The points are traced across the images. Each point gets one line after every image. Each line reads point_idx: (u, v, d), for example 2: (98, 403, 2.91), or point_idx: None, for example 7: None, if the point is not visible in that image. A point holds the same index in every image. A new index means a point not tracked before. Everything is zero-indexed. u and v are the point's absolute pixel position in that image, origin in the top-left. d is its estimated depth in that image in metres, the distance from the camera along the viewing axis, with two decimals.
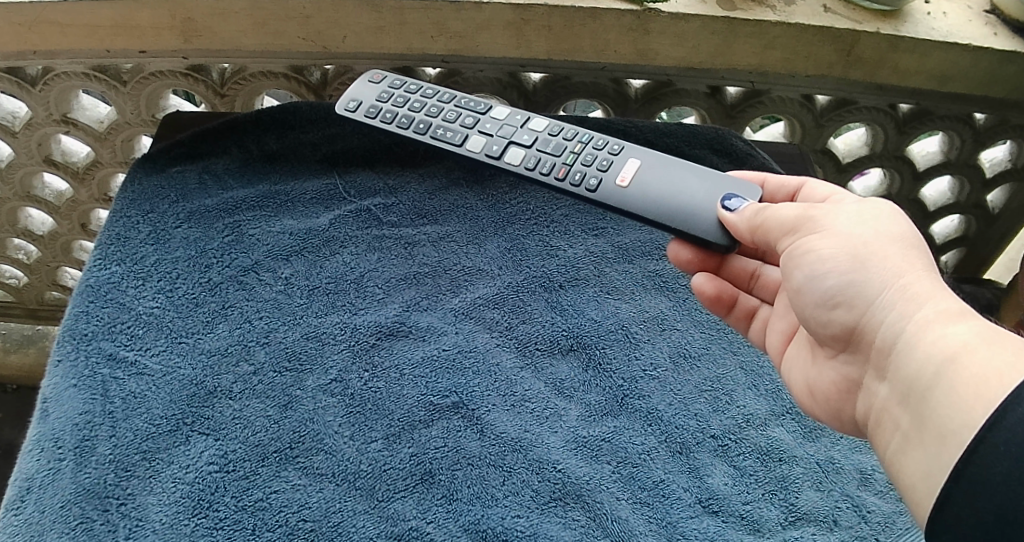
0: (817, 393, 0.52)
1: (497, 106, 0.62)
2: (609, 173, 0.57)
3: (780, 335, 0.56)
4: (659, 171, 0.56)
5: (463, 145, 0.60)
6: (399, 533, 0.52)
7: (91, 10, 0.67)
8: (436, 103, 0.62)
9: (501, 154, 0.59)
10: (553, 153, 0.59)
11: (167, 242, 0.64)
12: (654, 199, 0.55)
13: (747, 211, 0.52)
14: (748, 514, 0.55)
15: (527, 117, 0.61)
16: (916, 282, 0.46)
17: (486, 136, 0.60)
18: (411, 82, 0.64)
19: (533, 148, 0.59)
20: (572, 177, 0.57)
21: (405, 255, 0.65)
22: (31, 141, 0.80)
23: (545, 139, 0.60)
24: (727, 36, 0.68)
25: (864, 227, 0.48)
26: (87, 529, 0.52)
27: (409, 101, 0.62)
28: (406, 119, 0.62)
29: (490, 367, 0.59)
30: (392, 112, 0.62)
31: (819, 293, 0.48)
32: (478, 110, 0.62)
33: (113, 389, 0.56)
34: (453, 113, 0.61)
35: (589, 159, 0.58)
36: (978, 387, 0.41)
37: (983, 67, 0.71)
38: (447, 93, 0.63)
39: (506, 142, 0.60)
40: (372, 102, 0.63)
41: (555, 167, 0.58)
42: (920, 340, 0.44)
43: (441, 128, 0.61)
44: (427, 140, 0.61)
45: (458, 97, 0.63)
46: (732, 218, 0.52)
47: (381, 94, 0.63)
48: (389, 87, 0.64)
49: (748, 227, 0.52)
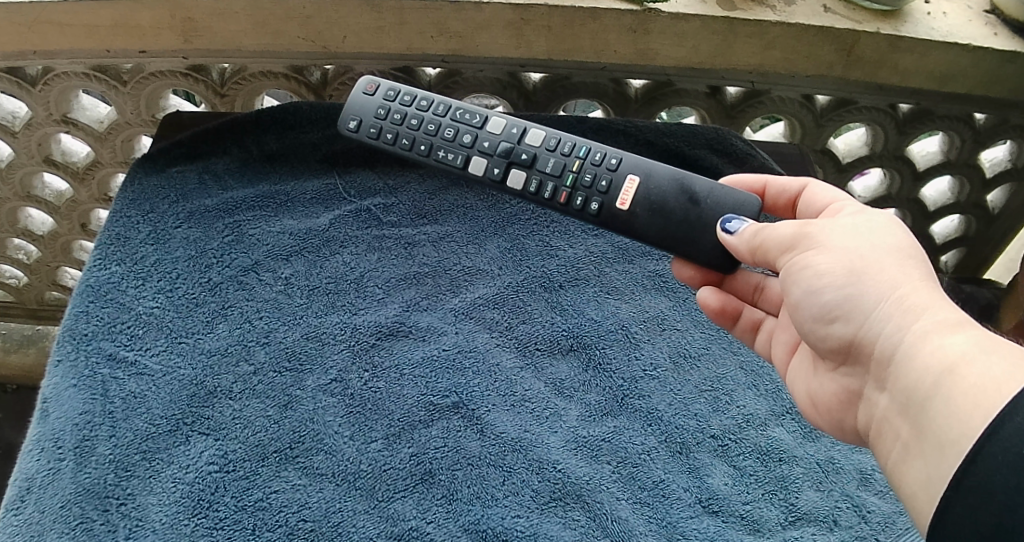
0: (819, 404, 0.52)
1: (492, 117, 0.60)
2: (609, 196, 0.56)
3: (784, 346, 0.56)
4: (658, 189, 0.56)
5: (466, 169, 0.59)
6: (399, 533, 0.52)
7: (92, 10, 0.67)
8: (432, 117, 0.60)
9: (503, 179, 0.58)
10: (552, 173, 0.58)
11: (167, 241, 0.64)
12: (656, 223, 0.56)
13: (746, 233, 0.52)
14: (748, 514, 0.55)
15: (522, 129, 0.59)
16: (913, 293, 0.46)
17: (487, 156, 0.59)
18: (404, 91, 0.61)
19: (533, 168, 0.58)
20: (574, 201, 0.57)
21: (406, 255, 0.65)
22: (31, 141, 0.80)
23: (544, 156, 0.58)
24: (727, 36, 0.68)
25: (861, 240, 0.48)
26: (87, 529, 0.52)
27: (405, 117, 0.60)
28: (407, 139, 0.60)
29: (490, 367, 0.59)
30: (392, 132, 0.60)
31: (818, 308, 0.48)
32: (475, 125, 0.60)
33: (113, 389, 0.56)
34: (451, 129, 0.60)
35: (589, 178, 0.57)
36: (976, 398, 0.41)
37: (983, 68, 0.71)
38: (441, 104, 0.61)
39: (506, 163, 0.58)
40: (370, 121, 0.61)
41: (557, 191, 0.57)
42: (919, 351, 0.44)
43: (442, 150, 0.59)
44: (431, 164, 0.59)
45: (452, 108, 0.61)
46: (732, 241, 0.53)
47: (376, 110, 0.61)
48: (384, 99, 0.61)
49: (748, 249, 0.52)
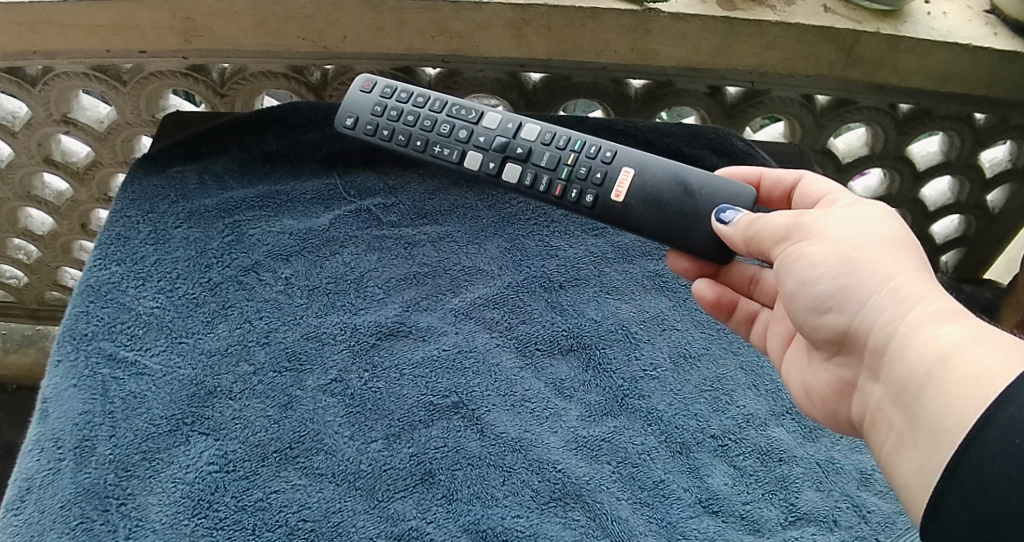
0: (814, 395, 0.52)
1: (488, 112, 0.60)
2: (604, 188, 0.56)
3: (780, 338, 0.56)
4: (653, 181, 0.56)
5: (462, 164, 0.59)
6: (399, 533, 0.52)
7: (91, 10, 0.67)
8: (428, 114, 0.60)
9: (499, 172, 0.58)
10: (547, 166, 0.58)
11: (167, 242, 0.64)
12: (651, 214, 0.56)
13: (741, 223, 0.52)
14: (748, 514, 0.55)
15: (518, 124, 0.59)
16: (907, 284, 0.46)
17: (482, 150, 0.59)
18: (400, 89, 0.61)
19: (528, 161, 0.58)
20: (569, 194, 0.57)
21: (406, 255, 0.65)
22: (31, 141, 0.80)
23: (539, 149, 0.58)
24: (727, 36, 0.68)
25: (855, 232, 0.48)
26: (87, 529, 0.52)
27: (402, 113, 0.60)
28: (403, 135, 0.60)
29: (490, 367, 0.59)
30: (388, 128, 0.60)
31: (811, 298, 0.49)
32: (470, 121, 0.60)
33: (113, 390, 0.56)
34: (447, 125, 0.60)
35: (584, 171, 0.57)
36: (969, 388, 0.41)
37: (983, 67, 0.71)
38: (438, 100, 0.61)
39: (502, 156, 0.58)
40: (367, 118, 0.61)
41: (552, 184, 0.57)
42: (913, 341, 0.44)
43: (437, 146, 0.59)
44: (426, 159, 0.60)
45: (448, 104, 0.61)
46: (727, 231, 0.53)
47: (373, 107, 0.61)
48: (381, 97, 0.61)
49: (743, 239, 0.52)
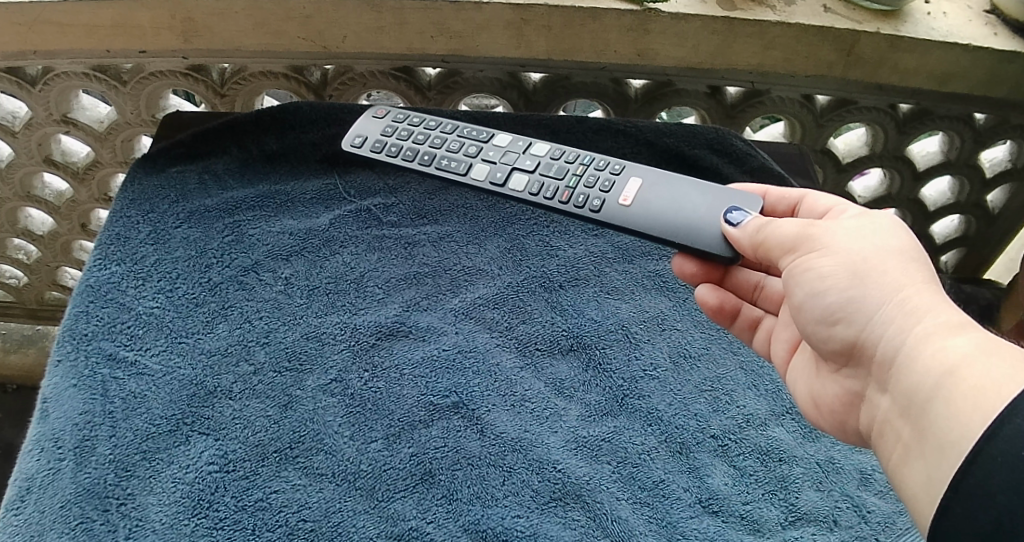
0: (822, 405, 0.52)
1: (499, 134, 0.61)
2: (612, 194, 0.56)
3: (785, 344, 0.56)
4: (660, 189, 0.56)
5: (468, 174, 0.59)
6: (399, 533, 0.52)
7: (92, 10, 0.67)
8: (440, 134, 0.62)
9: (504, 182, 0.58)
10: (554, 176, 0.58)
11: (167, 241, 0.64)
12: (658, 217, 0.55)
13: (750, 226, 0.51)
14: (748, 514, 0.55)
15: (528, 143, 0.61)
16: (915, 295, 0.46)
17: (490, 164, 0.60)
18: (413, 114, 0.63)
19: (535, 172, 0.59)
20: (576, 199, 0.57)
21: (405, 255, 0.65)
22: (31, 141, 0.80)
23: (547, 163, 0.59)
24: (727, 36, 0.68)
25: (864, 242, 0.48)
26: (87, 529, 0.52)
27: (411, 134, 0.62)
28: (411, 151, 0.61)
29: (490, 367, 0.59)
30: (396, 146, 0.62)
31: (820, 310, 0.49)
32: (480, 139, 0.61)
33: (113, 389, 0.56)
34: (457, 142, 0.61)
35: (592, 180, 0.57)
36: (976, 400, 0.41)
37: (983, 68, 0.71)
38: (450, 124, 0.62)
39: (510, 169, 0.59)
40: (375, 137, 0.62)
41: (558, 191, 0.57)
42: (920, 352, 0.44)
43: (444, 159, 0.60)
44: (432, 172, 0.60)
45: (460, 127, 0.62)
46: (736, 233, 0.52)
47: (384, 129, 0.63)
48: (393, 121, 0.63)
49: (751, 243, 0.51)
